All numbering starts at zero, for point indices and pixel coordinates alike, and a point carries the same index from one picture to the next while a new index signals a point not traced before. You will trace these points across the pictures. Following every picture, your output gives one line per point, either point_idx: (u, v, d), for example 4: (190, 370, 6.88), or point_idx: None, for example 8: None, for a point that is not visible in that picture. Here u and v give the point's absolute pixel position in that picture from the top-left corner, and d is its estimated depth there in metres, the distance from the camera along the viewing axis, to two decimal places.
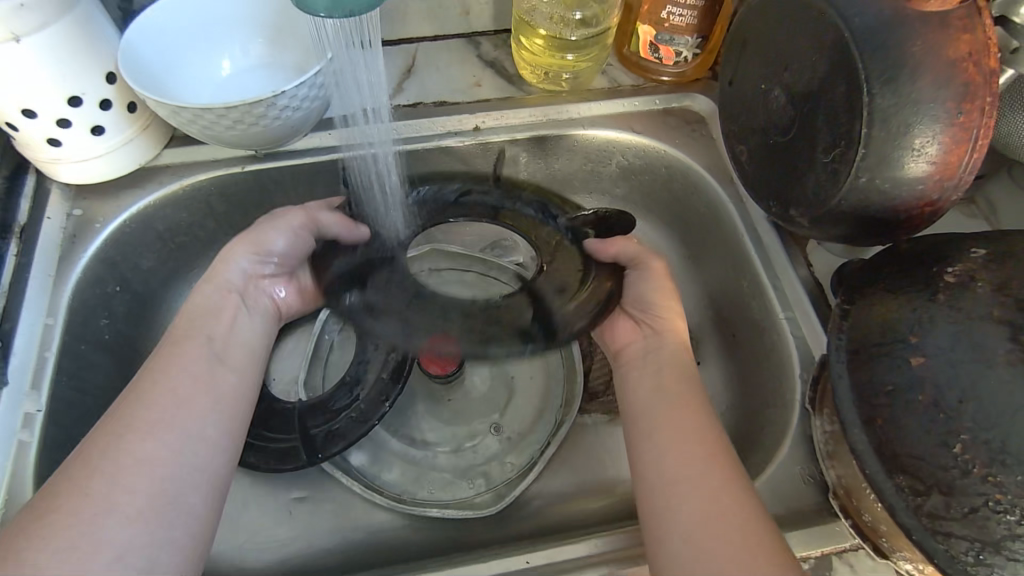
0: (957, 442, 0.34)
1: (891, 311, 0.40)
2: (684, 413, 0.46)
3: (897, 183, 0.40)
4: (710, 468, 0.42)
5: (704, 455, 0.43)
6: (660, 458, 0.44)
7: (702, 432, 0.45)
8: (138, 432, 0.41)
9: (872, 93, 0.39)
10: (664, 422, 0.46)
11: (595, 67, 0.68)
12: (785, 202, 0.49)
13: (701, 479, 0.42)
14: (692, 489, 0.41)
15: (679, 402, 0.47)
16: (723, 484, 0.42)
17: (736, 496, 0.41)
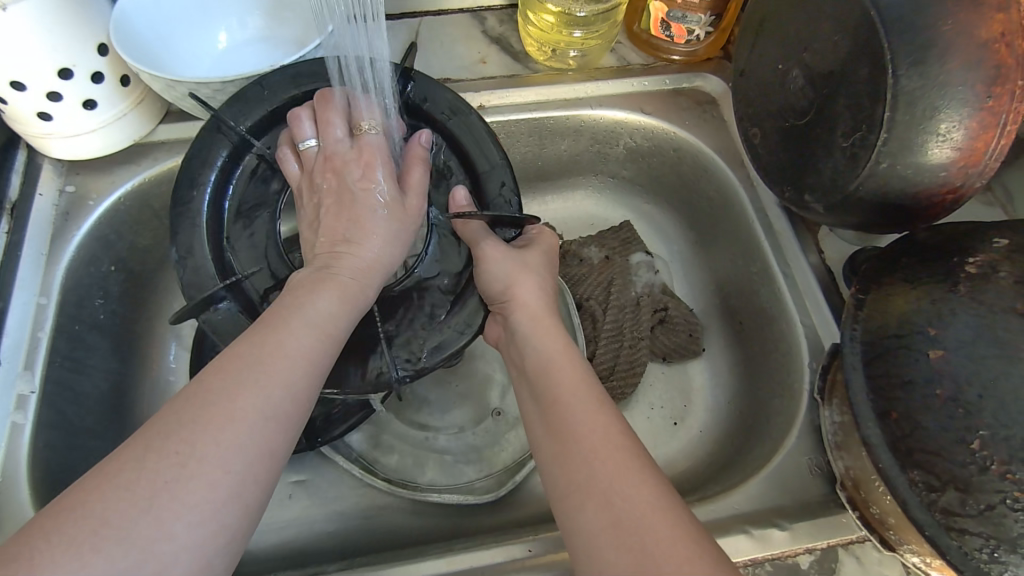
0: (975, 439, 0.33)
1: (909, 302, 0.39)
2: (569, 389, 0.41)
3: (919, 169, 0.39)
4: (607, 448, 0.37)
5: (598, 433, 0.38)
6: (551, 449, 0.39)
7: (595, 409, 0.40)
8: (226, 406, 0.33)
9: (898, 74, 0.38)
10: (555, 403, 0.41)
11: (604, 46, 0.66)
12: (800, 187, 0.48)
13: (601, 464, 0.37)
14: (587, 480, 0.36)
15: (562, 389, 0.42)
16: (633, 468, 0.36)
17: (650, 482, 0.36)
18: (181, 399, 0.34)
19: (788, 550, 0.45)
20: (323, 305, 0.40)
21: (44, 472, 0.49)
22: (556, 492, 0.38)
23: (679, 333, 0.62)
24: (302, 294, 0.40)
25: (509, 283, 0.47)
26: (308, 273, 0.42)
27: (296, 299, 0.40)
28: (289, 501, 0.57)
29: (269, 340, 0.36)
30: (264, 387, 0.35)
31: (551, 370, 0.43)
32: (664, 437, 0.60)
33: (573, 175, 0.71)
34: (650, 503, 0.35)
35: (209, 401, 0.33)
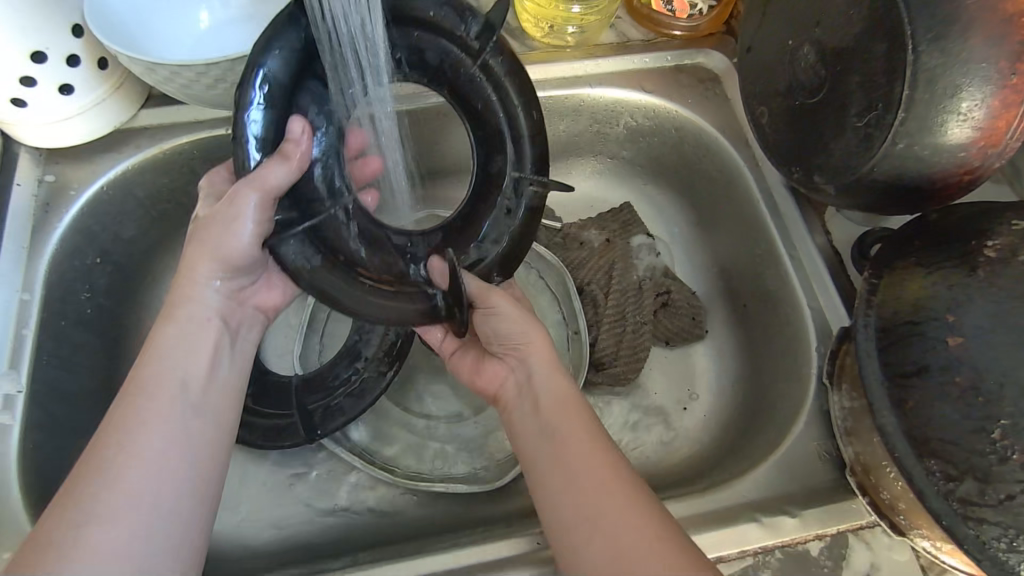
0: (995, 429, 0.33)
1: (924, 286, 0.38)
2: (573, 451, 0.40)
3: (935, 149, 0.38)
4: (636, 524, 0.37)
5: (619, 501, 0.38)
6: (570, 523, 0.38)
7: (608, 470, 0.39)
8: (136, 480, 0.36)
9: (917, 50, 0.36)
10: (564, 472, 0.40)
11: (602, 21, 0.64)
12: (809, 168, 0.46)
13: (634, 549, 0.36)
14: (621, 570, 0.35)
15: (565, 422, 0.42)
16: (665, 542, 0.36)
17: (649, 514, 0.37)
18: (90, 463, 0.36)
19: (798, 537, 0.44)
20: (183, 368, 0.41)
21: (36, 476, 0.48)
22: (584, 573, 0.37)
23: (681, 316, 0.61)
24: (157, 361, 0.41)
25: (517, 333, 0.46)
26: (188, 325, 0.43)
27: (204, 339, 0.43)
28: (289, 496, 0.56)
29: (128, 439, 0.37)
30: (164, 466, 0.37)
31: (555, 423, 0.42)
32: (668, 422, 0.60)
33: (571, 156, 0.69)
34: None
35: (95, 475, 0.36)
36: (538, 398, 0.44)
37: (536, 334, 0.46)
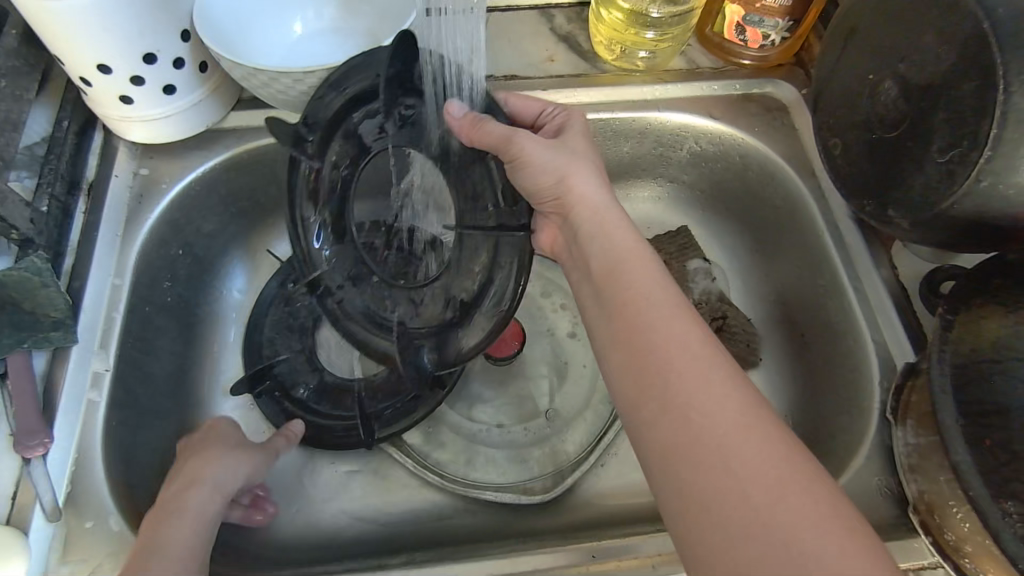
0: None
1: (1006, 327, 0.37)
2: (648, 295, 0.41)
3: (1022, 190, 0.38)
4: (731, 413, 0.35)
5: (710, 379, 0.37)
6: (655, 402, 0.37)
7: (708, 360, 0.38)
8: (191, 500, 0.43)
9: (1010, 91, 0.37)
10: (654, 342, 0.39)
11: (674, 48, 0.65)
12: (883, 201, 0.47)
13: (726, 434, 0.34)
14: (684, 425, 0.36)
15: (634, 271, 0.43)
16: (762, 434, 0.35)
17: (722, 379, 0.37)
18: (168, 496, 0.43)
19: None
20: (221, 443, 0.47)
21: (119, 451, 0.50)
22: (651, 450, 0.37)
23: (737, 342, 0.62)
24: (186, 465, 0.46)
25: (556, 182, 0.47)
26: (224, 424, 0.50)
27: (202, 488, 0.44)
28: (343, 492, 0.57)
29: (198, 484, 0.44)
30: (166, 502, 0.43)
31: (652, 296, 0.41)
32: None
33: (631, 177, 0.70)
34: (779, 475, 0.33)
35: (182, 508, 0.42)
36: (627, 264, 0.43)
37: (573, 170, 0.47)
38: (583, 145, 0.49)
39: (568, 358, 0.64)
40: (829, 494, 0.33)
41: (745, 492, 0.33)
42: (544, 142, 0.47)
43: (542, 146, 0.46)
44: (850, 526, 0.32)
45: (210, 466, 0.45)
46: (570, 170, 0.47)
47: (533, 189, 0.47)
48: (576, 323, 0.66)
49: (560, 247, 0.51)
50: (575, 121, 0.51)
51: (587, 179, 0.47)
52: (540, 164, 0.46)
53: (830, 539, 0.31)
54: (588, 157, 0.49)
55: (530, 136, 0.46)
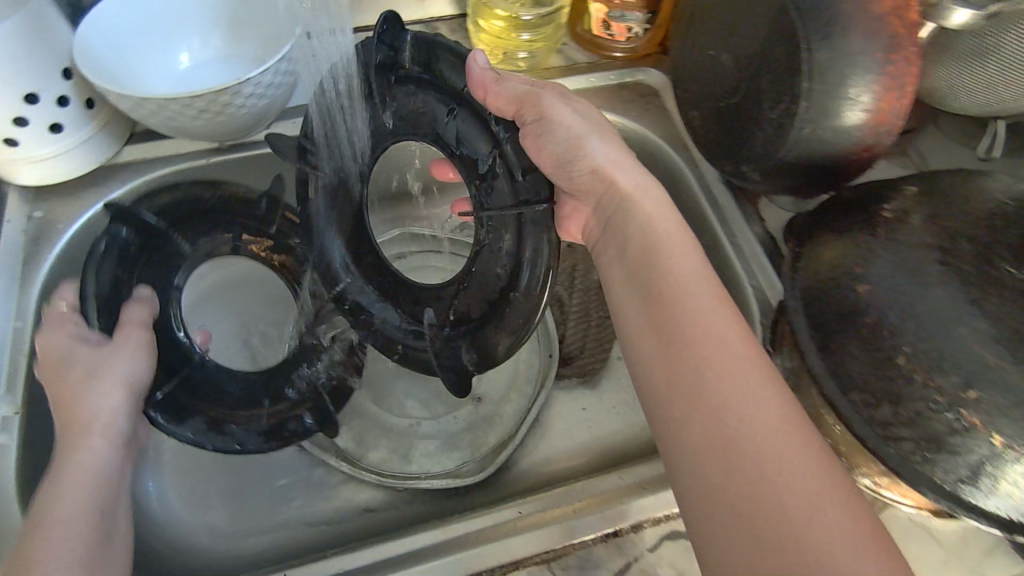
0: (900, 357, 0.38)
1: (839, 250, 0.43)
2: (689, 299, 0.41)
3: (836, 131, 0.45)
4: (770, 413, 0.36)
5: (756, 372, 0.38)
6: (692, 403, 0.38)
7: (750, 362, 0.38)
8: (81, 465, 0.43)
9: (811, 48, 0.43)
10: (702, 329, 0.40)
11: (551, 47, 0.70)
12: (737, 160, 0.53)
13: (770, 428, 0.35)
14: (717, 427, 0.36)
15: (670, 265, 0.44)
16: (801, 431, 0.36)
17: (763, 383, 0.37)
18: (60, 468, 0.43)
19: None
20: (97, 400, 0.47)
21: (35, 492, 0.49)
22: (685, 451, 0.37)
23: None
24: (66, 453, 0.44)
25: (576, 150, 0.48)
26: (77, 373, 0.47)
27: (109, 480, 0.44)
28: (279, 504, 0.57)
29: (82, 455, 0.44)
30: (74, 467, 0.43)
31: (693, 286, 0.42)
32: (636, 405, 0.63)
33: None
34: (817, 471, 0.34)
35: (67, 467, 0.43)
36: (663, 252, 0.45)
37: (598, 142, 0.49)
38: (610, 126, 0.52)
39: None
40: (856, 504, 0.34)
41: (785, 501, 0.33)
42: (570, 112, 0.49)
43: (564, 109, 0.49)
44: (880, 538, 0.32)
45: (96, 452, 0.44)
46: (598, 143, 0.49)
47: (557, 158, 0.49)
48: None
49: (593, 233, 0.52)
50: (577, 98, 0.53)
51: (619, 158, 0.50)
52: (564, 125, 0.48)
53: (860, 537, 0.32)
54: (610, 133, 0.51)
55: (557, 104, 0.49)
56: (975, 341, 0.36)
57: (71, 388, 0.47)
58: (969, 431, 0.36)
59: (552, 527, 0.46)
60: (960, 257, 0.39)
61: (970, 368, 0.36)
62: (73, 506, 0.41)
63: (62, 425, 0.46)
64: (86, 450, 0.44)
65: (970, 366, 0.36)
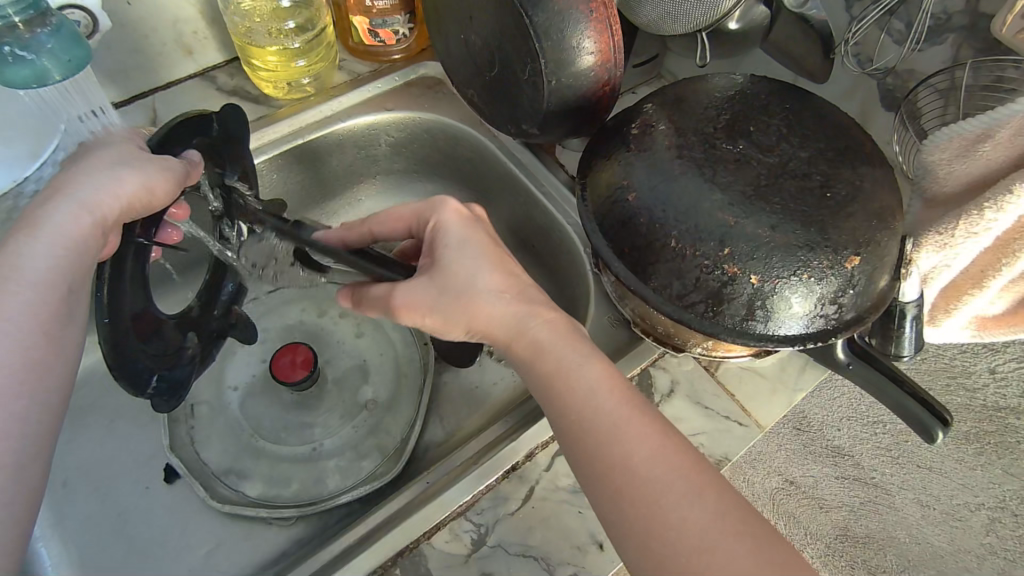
0: (671, 240, 0.46)
1: (609, 171, 0.51)
2: (591, 414, 0.42)
3: (576, 75, 0.53)
4: (696, 511, 0.38)
5: (688, 487, 0.39)
6: (626, 523, 0.39)
7: (661, 459, 0.40)
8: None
9: (531, 15, 0.50)
10: (625, 463, 0.40)
11: (329, 65, 0.74)
12: (516, 122, 0.60)
13: (708, 530, 0.37)
14: (654, 540, 0.38)
15: (566, 383, 0.43)
16: (739, 529, 0.37)
17: (676, 476, 0.39)
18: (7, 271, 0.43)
19: None
20: (112, 177, 0.46)
21: None
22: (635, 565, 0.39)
23: None
24: (43, 207, 0.45)
25: (448, 303, 0.45)
26: (73, 173, 0.47)
27: (49, 317, 0.43)
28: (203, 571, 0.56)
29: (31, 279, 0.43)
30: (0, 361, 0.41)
31: (591, 395, 0.42)
32: None
33: (352, 185, 0.79)
34: (752, 555, 0.36)
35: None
36: (554, 362, 0.44)
37: (458, 306, 0.45)
38: (482, 253, 0.46)
39: (363, 354, 0.69)
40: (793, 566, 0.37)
41: None
42: (421, 290, 0.45)
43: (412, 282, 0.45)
44: None
45: (44, 253, 0.44)
46: (449, 311, 0.45)
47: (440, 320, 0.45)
48: (358, 324, 0.71)
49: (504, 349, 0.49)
50: (448, 217, 0.48)
51: (486, 303, 0.45)
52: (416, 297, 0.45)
53: None
54: (468, 279, 0.45)
55: (415, 285, 0.45)
56: (717, 209, 0.46)
57: (74, 175, 0.47)
58: (734, 278, 0.45)
59: (460, 483, 0.50)
60: (690, 149, 0.49)
61: (717, 231, 0.45)
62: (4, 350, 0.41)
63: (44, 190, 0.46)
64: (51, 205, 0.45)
65: (717, 229, 0.45)
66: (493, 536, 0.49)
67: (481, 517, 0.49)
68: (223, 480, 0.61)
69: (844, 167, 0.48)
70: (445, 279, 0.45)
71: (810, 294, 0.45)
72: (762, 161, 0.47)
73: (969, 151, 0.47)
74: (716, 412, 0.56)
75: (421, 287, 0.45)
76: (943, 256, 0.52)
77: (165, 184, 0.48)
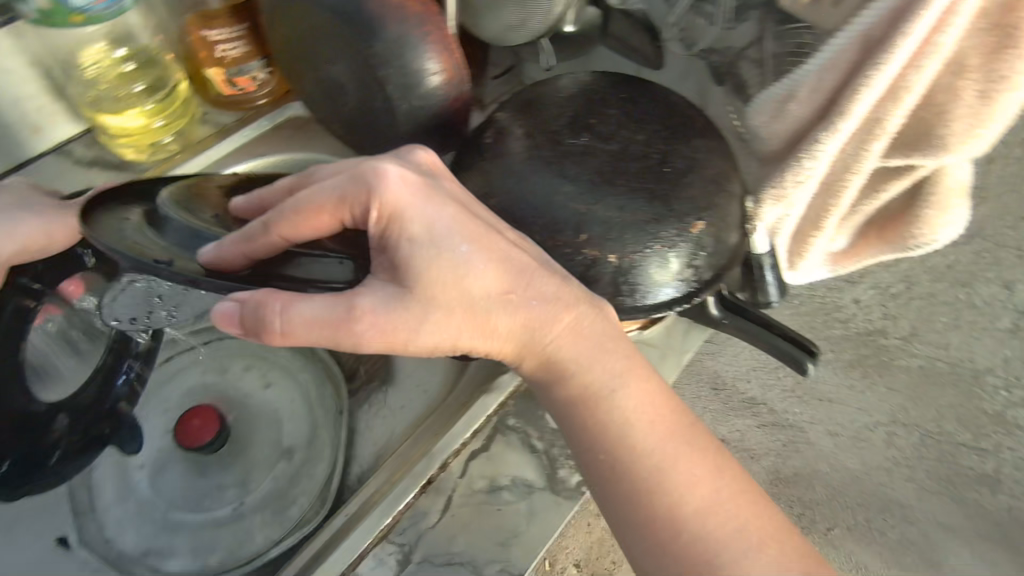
0: (534, 236, 0.49)
1: (470, 180, 0.54)
2: (635, 434, 0.47)
3: (427, 95, 0.55)
4: (728, 521, 0.45)
5: (718, 498, 0.46)
6: (664, 530, 0.45)
7: (697, 475, 0.46)
8: None
9: (369, 46, 0.52)
10: (669, 485, 0.45)
11: (190, 120, 0.74)
12: (382, 148, 0.61)
13: (737, 536, 0.45)
14: (690, 544, 0.44)
15: (609, 405, 0.47)
16: (760, 531, 0.46)
17: (711, 489, 0.46)
18: None
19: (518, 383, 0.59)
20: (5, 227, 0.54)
21: None
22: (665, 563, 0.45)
23: None
24: None
25: (448, 330, 0.44)
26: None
27: None
28: None
29: None
30: None
31: (634, 415, 0.47)
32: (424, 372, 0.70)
33: None
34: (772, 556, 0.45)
35: None
36: (598, 385, 0.47)
37: (456, 320, 0.44)
38: (487, 255, 0.44)
39: (274, 401, 0.69)
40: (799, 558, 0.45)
41: None
42: (394, 309, 0.43)
43: (376, 297, 0.43)
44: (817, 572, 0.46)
45: None
46: (443, 325, 0.44)
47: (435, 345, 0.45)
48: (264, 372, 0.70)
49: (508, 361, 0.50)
50: (389, 199, 0.44)
51: (485, 308, 0.45)
52: (392, 322, 0.43)
53: None
54: (465, 289, 0.44)
55: (372, 294, 0.43)
56: (569, 201, 0.49)
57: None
58: (595, 261, 0.48)
59: (378, 510, 0.52)
60: (539, 148, 0.52)
61: (572, 221, 0.48)
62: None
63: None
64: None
65: (572, 220, 0.48)
66: (418, 552, 0.50)
67: (404, 536, 0.51)
68: (145, 562, 0.60)
69: (678, 142, 0.52)
70: (456, 308, 0.44)
71: (666, 263, 0.49)
72: (604, 149, 0.51)
73: (780, 110, 0.51)
74: None
75: (388, 305, 0.43)
76: (781, 207, 0.56)
77: (60, 227, 0.55)
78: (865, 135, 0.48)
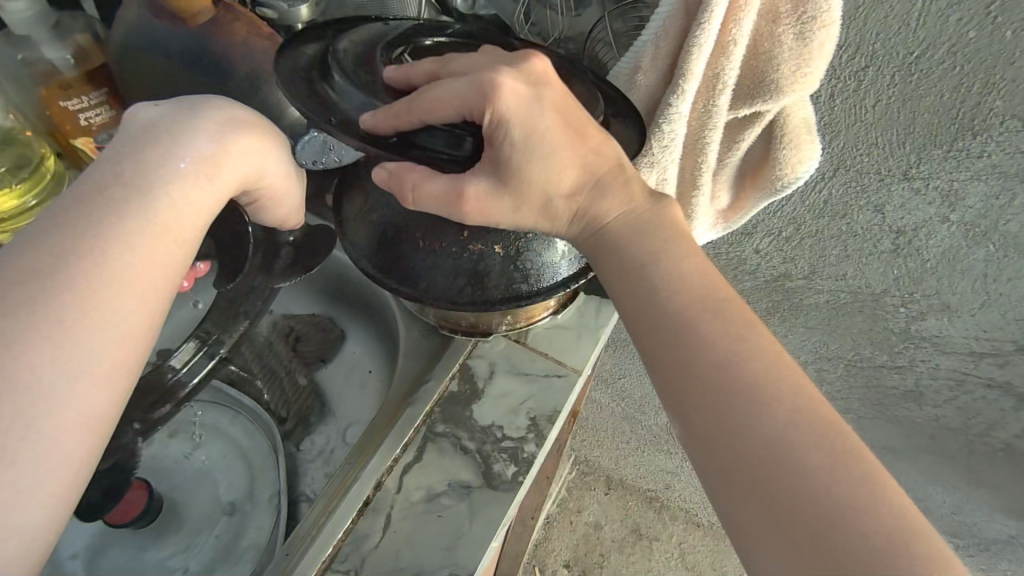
0: (419, 240, 0.50)
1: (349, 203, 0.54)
2: (685, 309, 0.43)
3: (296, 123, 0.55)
4: (795, 411, 0.38)
5: (783, 391, 0.39)
6: (710, 410, 0.39)
7: (765, 362, 0.40)
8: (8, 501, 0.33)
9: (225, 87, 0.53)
10: (720, 358, 0.40)
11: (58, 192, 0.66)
12: None
13: (799, 427, 0.38)
14: (737, 424, 0.38)
15: (663, 280, 0.44)
16: (829, 437, 0.38)
17: (781, 378, 0.40)
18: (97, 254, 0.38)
19: (441, 390, 0.59)
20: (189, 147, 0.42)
21: None
22: (708, 446, 0.39)
23: (314, 337, 0.71)
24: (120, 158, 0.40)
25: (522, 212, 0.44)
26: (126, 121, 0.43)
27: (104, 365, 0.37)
28: None
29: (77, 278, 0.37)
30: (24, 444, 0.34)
31: (689, 293, 0.43)
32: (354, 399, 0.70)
33: None
34: (841, 469, 0.36)
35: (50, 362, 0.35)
36: (648, 263, 0.45)
37: (530, 213, 0.44)
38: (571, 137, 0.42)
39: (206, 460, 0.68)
40: (874, 482, 0.36)
41: (815, 491, 0.36)
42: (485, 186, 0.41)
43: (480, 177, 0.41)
44: (901, 505, 0.36)
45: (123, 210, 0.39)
46: (522, 218, 0.44)
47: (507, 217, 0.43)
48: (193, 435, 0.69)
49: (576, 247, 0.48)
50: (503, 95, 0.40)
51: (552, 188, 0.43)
52: (475, 208, 0.42)
53: (891, 532, 0.34)
54: (544, 192, 0.43)
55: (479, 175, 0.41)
56: None
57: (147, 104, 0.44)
58: (482, 254, 0.49)
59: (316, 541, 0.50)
60: None
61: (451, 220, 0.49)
62: (29, 398, 0.34)
63: (141, 128, 0.42)
64: (157, 121, 0.43)
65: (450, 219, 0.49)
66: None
67: (347, 563, 0.50)
68: None
69: None
70: (528, 186, 0.42)
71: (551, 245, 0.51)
72: None
73: (631, 83, 0.54)
74: (535, 375, 0.61)
75: (491, 192, 0.42)
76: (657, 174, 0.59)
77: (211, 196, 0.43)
78: (709, 92, 0.51)
